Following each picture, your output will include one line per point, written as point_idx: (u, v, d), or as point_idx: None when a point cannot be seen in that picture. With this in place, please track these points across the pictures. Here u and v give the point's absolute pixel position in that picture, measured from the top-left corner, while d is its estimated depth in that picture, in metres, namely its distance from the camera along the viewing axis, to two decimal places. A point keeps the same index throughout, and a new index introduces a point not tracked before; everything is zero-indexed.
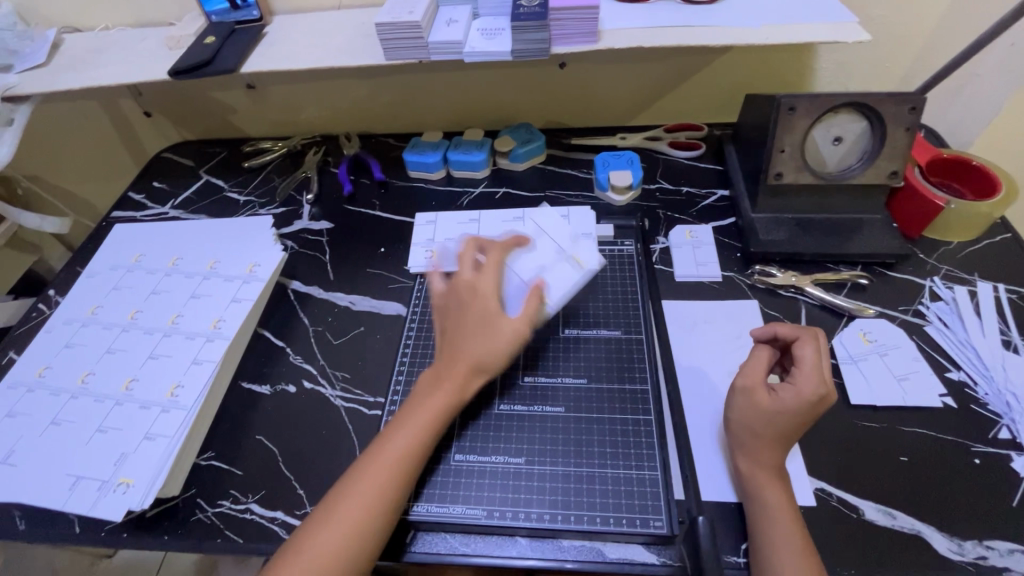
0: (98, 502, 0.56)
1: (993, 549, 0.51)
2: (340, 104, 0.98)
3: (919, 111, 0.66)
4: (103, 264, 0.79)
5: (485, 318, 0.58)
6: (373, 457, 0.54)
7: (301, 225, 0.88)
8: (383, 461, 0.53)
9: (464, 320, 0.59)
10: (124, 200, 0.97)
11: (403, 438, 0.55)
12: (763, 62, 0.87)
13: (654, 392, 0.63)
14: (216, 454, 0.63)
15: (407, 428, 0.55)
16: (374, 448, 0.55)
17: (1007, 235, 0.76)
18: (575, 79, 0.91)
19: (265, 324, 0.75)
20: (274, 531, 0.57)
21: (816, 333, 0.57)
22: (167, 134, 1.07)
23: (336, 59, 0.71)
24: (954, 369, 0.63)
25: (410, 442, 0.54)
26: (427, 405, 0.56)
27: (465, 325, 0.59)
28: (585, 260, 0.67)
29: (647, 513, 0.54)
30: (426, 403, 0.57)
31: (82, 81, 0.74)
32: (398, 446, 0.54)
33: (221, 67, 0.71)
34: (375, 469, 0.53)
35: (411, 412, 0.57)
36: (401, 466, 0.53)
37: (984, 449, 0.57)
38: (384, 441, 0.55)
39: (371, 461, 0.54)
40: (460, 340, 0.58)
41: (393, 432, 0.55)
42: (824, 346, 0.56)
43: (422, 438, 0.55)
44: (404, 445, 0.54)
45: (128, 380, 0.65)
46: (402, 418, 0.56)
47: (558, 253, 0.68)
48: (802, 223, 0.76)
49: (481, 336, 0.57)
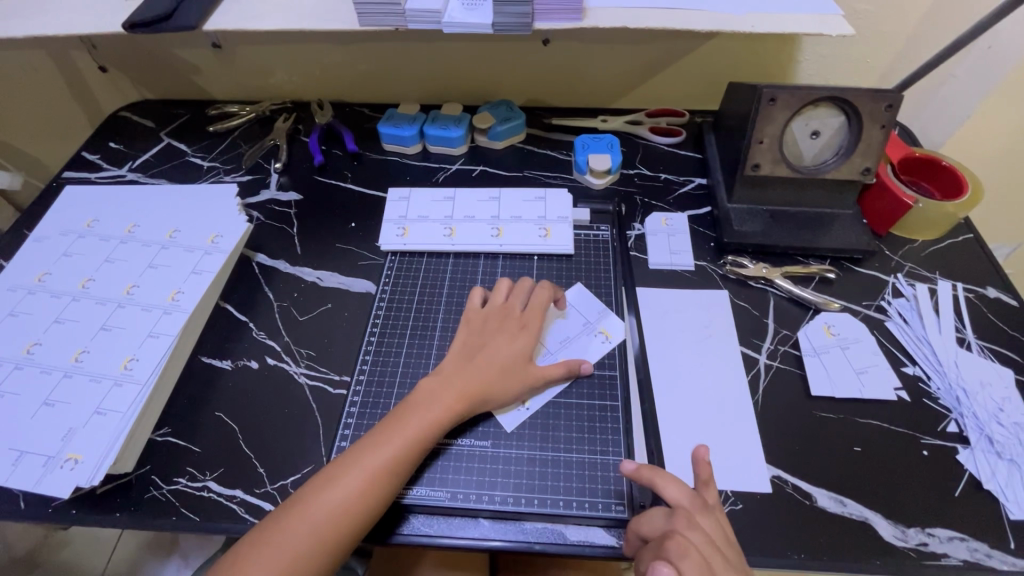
0: (44, 478, 0.53)
1: (934, 537, 0.53)
2: (313, 69, 0.94)
3: (895, 109, 0.66)
4: (53, 228, 0.74)
5: (520, 360, 0.60)
6: (358, 458, 0.52)
7: (269, 195, 0.85)
8: (371, 463, 0.52)
9: (501, 353, 0.60)
10: (78, 160, 0.91)
11: (395, 441, 0.53)
12: (747, 51, 0.86)
13: (623, 377, 0.64)
14: (172, 430, 0.61)
15: (402, 433, 0.54)
16: (361, 448, 0.53)
17: (969, 235, 0.78)
18: (560, 57, 0.89)
19: (227, 298, 0.73)
20: (233, 509, 0.56)
21: (677, 534, 0.48)
22: (124, 91, 1.02)
23: (308, 21, 0.68)
24: (910, 364, 0.65)
25: (402, 445, 0.53)
26: (427, 411, 0.55)
27: (500, 357, 0.60)
28: (613, 333, 0.67)
29: (609, 498, 0.55)
30: (428, 412, 0.55)
31: (28, 29, 0.68)
32: (389, 449, 0.53)
33: (182, 23, 0.66)
34: (356, 469, 0.52)
35: (409, 415, 0.55)
36: (388, 468, 0.52)
37: (932, 441, 0.59)
38: (372, 443, 0.53)
39: (355, 460, 0.52)
40: (487, 367, 0.59)
41: (384, 433, 0.54)
42: (696, 539, 0.48)
43: (411, 440, 0.54)
44: (394, 448, 0.53)
45: (79, 352, 0.62)
46: (397, 421, 0.55)
47: (585, 325, 0.68)
48: (775, 215, 0.76)
49: (509, 376, 0.59)
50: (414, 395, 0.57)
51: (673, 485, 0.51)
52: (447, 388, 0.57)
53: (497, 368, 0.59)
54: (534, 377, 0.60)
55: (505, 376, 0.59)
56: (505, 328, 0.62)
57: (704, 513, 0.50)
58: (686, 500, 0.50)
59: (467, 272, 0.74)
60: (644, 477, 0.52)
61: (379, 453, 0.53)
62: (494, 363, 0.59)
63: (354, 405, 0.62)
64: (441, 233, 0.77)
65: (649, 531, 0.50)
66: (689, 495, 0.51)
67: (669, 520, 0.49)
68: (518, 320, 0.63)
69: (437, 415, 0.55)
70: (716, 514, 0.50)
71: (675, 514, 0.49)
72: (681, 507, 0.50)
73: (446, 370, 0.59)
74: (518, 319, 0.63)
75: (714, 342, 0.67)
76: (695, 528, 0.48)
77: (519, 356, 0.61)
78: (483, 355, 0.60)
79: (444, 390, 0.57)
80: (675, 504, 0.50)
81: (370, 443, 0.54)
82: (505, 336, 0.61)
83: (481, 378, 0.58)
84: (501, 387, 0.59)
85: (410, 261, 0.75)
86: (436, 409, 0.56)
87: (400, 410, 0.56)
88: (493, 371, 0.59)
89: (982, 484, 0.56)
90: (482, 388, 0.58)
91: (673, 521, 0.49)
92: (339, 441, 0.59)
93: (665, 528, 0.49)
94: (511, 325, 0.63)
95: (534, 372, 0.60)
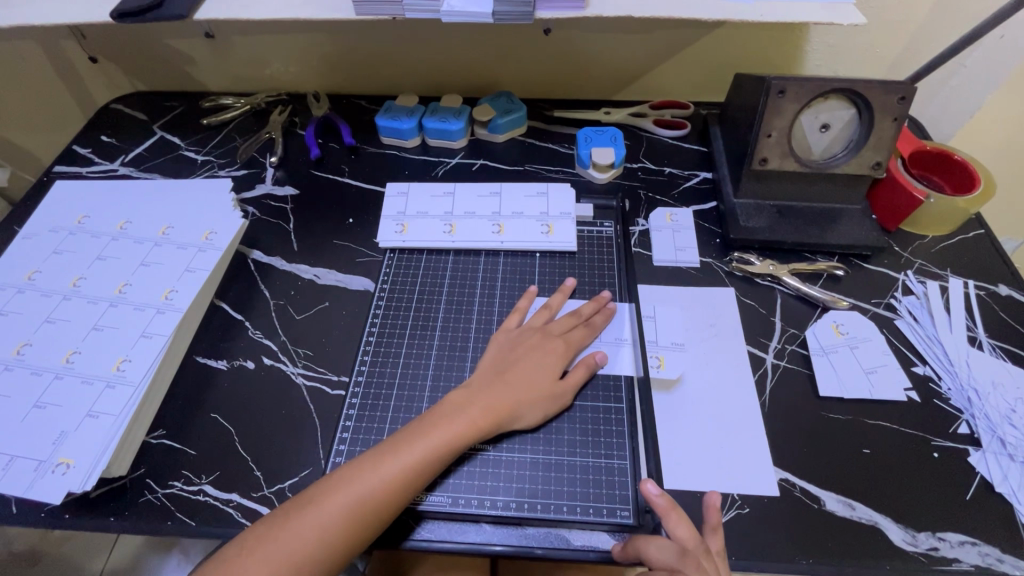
0: (35, 484, 0.52)
1: (945, 541, 0.52)
2: (308, 60, 0.91)
3: (907, 101, 0.64)
4: (43, 225, 0.72)
5: (546, 373, 0.59)
6: (372, 465, 0.51)
7: (264, 190, 0.83)
8: (383, 470, 0.50)
9: (527, 366, 0.59)
10: (68, 154, 0.89)
11: (411, 449, 0.52)
12: (754, 41, 0.84)
13: (629, 381, 0.62)
14: (167, 432, 0.60)
15: (418, 441, 0.53)
16: (376, 454, 0.52)
17: (980, 231, 0.76)
18: (561, 47, 0.87)
19: (223, 296, 0.71)
20: (229, 514, 0.54)
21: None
22: (116, 83, 0.99)
23: (300, 10, 0.65)
24: (920, 364, 0.64)
25: (415, 455, 0.52)
26: (446, 423, 0.54)
27: (525, 370, 0.59)
28: (669, 365, 0.63)
29: (614, 503, 0.54)
30: (449, 423, 0.54)
31: (11, 18, 0.66)
32: (402, 456, 0.51)
33: (170, 12, 0.64)
34: (369, 475, 0.50)
35: (432, 425, 0.54)
36: (402, 476, 0.50)
37: (943, 443, 0.58)
38: (388, 450, 0.52)
39: (366, 466, 0.51)
40: (511, 379, 0.58)
41: (402, 441, 0.53)
42: None
43: (432, 451, 0.52)
44: (412, 457, 0.52)
45: (70, 353, 0.60)
46: (414, 430, 0.54)
47: (617, 338, 0.65)
48: (782, 210, 0.74)
49: (535, 388, 0.58)
50: (439, 409, 0.55)
51: (684, 524, 0.50)
52: (470, 400, 0.56)
53: (520, 380, 0.58)
54: (561, 388, 0.59)
55: (529, 389, 0.58)
56: (528, 342, 0.61)
57: (709, 561, 0.48)
58: (694, 544, 0.48)
59: (467, 268, 0.72)
60: (660, 510, 0.50)
61: (395, 461, 0.51)
62: (519, 376, 0.58)
63: (353, 406, 0.61)
64: (440, 230, 0.75)
65: (653, 560, 0.48)
66: (697, 539, 0.49)
67: (679, 559, 0.47)
68: (539, 333, 0.62)
69: (460, 429, 0.54)
70: (719, 561, 0.49)
71: (686, 554, 0.47)
72: (690, 548, 0.48)
73: (474, 385, 0.58)
74: (542, 333, 0.62)
75: (719, 341, 0.66)
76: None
77: (544, 369, 0.59)
78: (506, 368, 0.59)
79: (467, 401, 0.56)
80: (684, 545, 0.48)
81: (384, 450, 0.52)
82: (530, 349, 0.61)
83: (504, 391, 0.57)
84: (526, 400, 0.57)
85: (408, 259, 0.74)
86: (457, 421, 0.54)
87: (421, 420, 0.55)
88: (516, 383, 0.58)
89: (994, 487, 0.55)
90: (505, 401, 0.56)
91: (683, 564, 0.47)
92: (337, 444, 0.58)
93: (673, 566, 0.47)
94: (534, 339, 0.62)
95: (560, 382, 0.59)
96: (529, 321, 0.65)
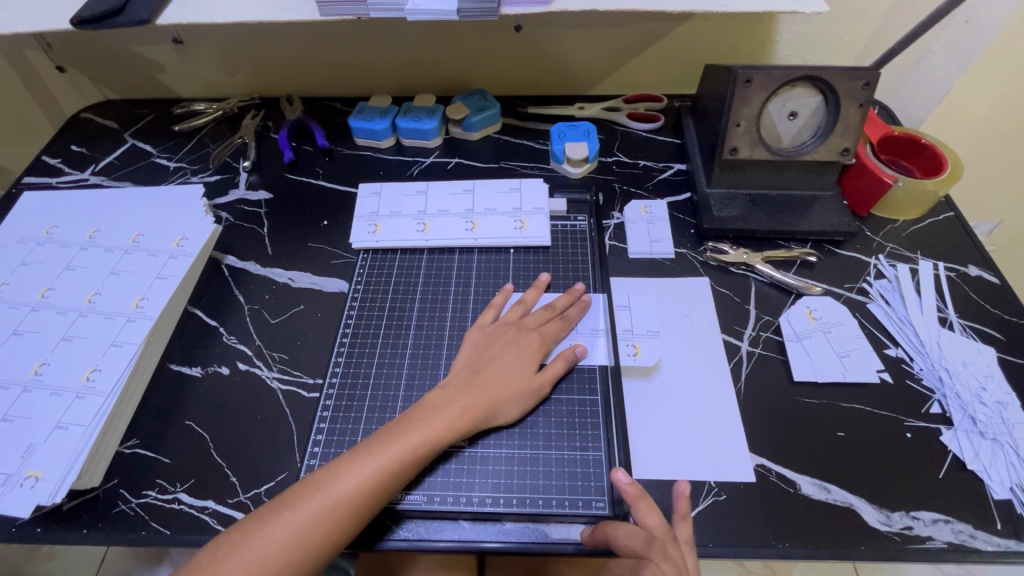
0: (3, 497, 0.51)
1: (918, 520, 0.53)
2: (280, 64, 0.91)
3: (872, 87, 0.65)
4: (10, 236, 0.71)
5: (522, 369, 0.59)
6: (349, 467, 0.50)
7: (237, 195, 0.82)
8: (359, 472, 0.50)
9: (502, 364, 0.59)
10: (38, 165, 0.88)
11: (388, 450, 0.52)
12: (724, 32, 0.84)
13: (603, 372, 0.62)
14: (140, 442, 0.59)
15: (395, 442, 0.52)
16: (352, 456, 0.52)
17: (950, 213, 0.77)
18: (533, 43, 0.87)
19: (196, 303, 0.70)
20: (205, 521, 0.54)
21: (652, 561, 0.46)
22: (86, 92, 0.98)
23: (264, 12, 0.65)
24: (892, 346, 0.65)
25: (391, 455, 0.51)
26: (424, 423, 0.54)
27: (501, 367, 0.58)
28: (645, 354, 0.63)
29: (589, 494, 0.54)
30: (427, 423, 0.54)
31: None
32: (378, 457, 0.51)
33: (132, 17, 0.63)
34: (346, 477, 0.50)
35: (409, 426, 0.53)
36: (380, 478, 0.50)
37: (915, 423, 0.59)
38: (365, 451, 0.52)
39: (343, 469, 0.50)
40: (487, 378, 0.58)
41: (378, 442, 0.52)
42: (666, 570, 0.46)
43: (409, 451, 0.52)
44: (389, 458, 0.51)
45: (39, 364, 0.60)
46: (391, 431, 0.53)
47: (592, 329, 0.65)
48: (754, 199, 0.75)
49: (511, 385, 0.58)
50: (416, 409, 0.55)
51: (654, 514, 0.50)
52: (447, 399, 0.56)
53: (496, 378, 0.58)
54: (538, 383, 0.59)
55: (505, 386, 0.57)
56: (504, 338, 0.61)
57: (677, 549, 0.48)
58: (662, 532, 0.49)
59: (442, 267, 0.72)
60: (630, 497, 0.51)
61: (372, 462, 0.51)
62: (495, 373, 0.58)
63: (327, 408, 0.60)
64: (414, 229, 0.75)
65: (621, 545, 0.49)
66: (666, 528, 0.49)
67: (646, 546, 0.47)
68: (514, 328, 0.62)
69: (437, 428, 0.53)
70: (686, 549, 0.49)
71: (652, 542, 0.48)
72: (658, 536, 0.48)
73: (451, 384, 0.57)
74: (517, 328, 0.62)
75: (694, 331, 0.66)
76: (670, 563, 0.47)
77: (520, 366, 0.59)
78: (482, 366, 0.59)
79: (443, 401, 0.56)
80: (652, 534, 0.49)
81: (361, 451, 0.52)
82: (506, 345, 0.60)
83: (479, 390, 0.57)
84: (503, 397, 0.57)
85: (382, 259, 0.73)
86: (434, 421, 0.54)
87: (398, 421, 0.54)
88: (492, 381, 0.57)
89: (967, 465, 0.56)
90: (482, 399, 0.56)
91: (650, 551, 0.47)
92: (312, 447, 0.58)
93: (639, 553, 0.47)
94: (510, 334, 0.62)
95: (536, 377, 0.59)
96: (504, 317, 0.64)
